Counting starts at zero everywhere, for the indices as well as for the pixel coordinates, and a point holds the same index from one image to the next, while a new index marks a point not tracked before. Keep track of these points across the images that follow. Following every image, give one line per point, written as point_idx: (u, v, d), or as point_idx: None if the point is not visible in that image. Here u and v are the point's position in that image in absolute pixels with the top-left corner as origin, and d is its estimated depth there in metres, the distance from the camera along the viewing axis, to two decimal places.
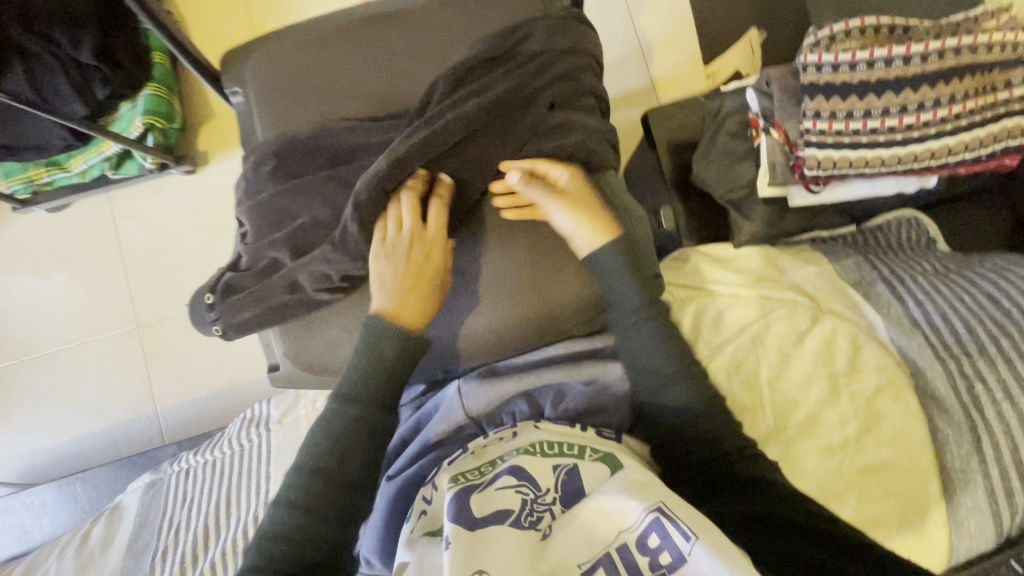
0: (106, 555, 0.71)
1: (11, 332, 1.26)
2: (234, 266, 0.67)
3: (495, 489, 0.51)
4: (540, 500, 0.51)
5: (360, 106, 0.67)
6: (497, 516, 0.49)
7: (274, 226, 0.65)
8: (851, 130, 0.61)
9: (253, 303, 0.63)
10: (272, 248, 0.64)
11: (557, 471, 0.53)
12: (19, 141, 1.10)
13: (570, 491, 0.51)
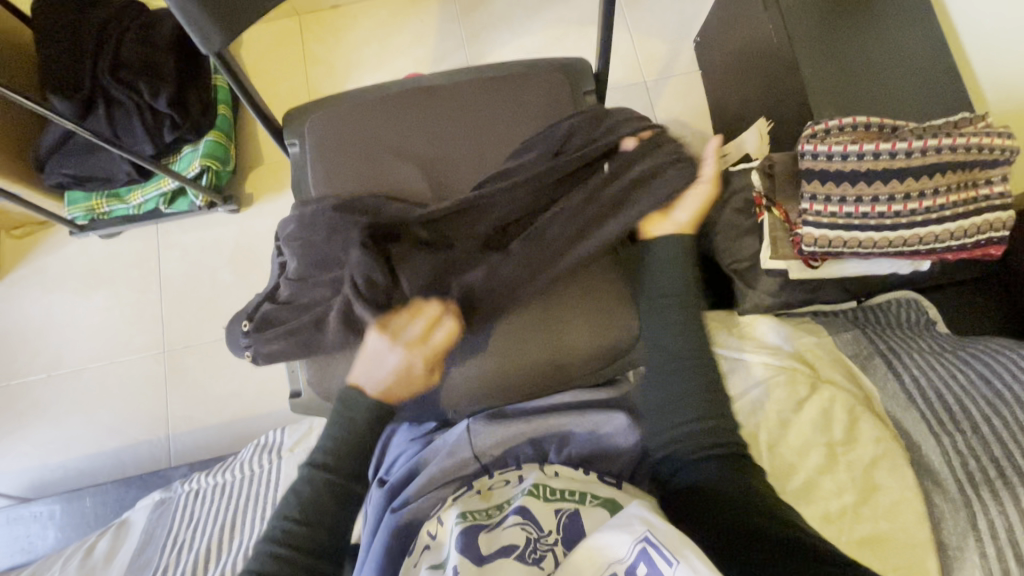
0: (108, 567, 0.72)
1: (47, 347, 1.33)
2: (273, 297, 0.72)
3: (502, 529, 0.56)
4: (542, 540, 0.55)
5: (405, 164, 0.75)
6: (503, 551, 0.54)
7: (315, 268, 0.71)
8: (843, 213, 0.67)
9: (286, 336, 0.69)
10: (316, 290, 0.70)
11: (559, 513, 0.58)
12: (90, 173, 1.22)
13: (571, 533, 0.56)
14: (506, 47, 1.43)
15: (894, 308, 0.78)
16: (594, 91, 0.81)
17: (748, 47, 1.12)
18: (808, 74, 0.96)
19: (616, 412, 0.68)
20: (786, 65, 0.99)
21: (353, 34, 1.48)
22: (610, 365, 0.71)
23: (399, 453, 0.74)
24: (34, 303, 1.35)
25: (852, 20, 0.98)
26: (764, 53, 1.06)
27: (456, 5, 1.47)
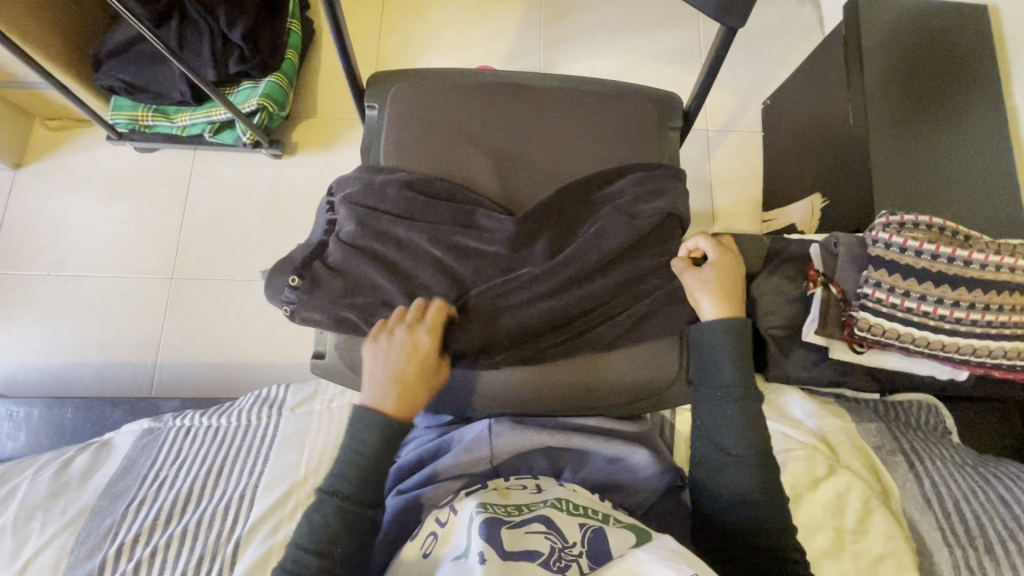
0: (82, 487, 0.70)
1: (53, 245, 1.29)
2: (321, 257, 0.71)
3: (528, 531, 0.59)
4: (567, 549, 0.58)
5: (480, 157, 0.74)
6: (529, 554, 0.56)
7: (374, 241, 0.70)
8: (905, 306, 0.67)
9: (332, 303, 0.67)
10: (368, 264, 0.69)
11: (584, 528, 0.61)
12: (143, 83, 1.20)
13: (596, 548, 0.58)
14: (580, 63, 1.44)
15: (911, 409, 0.78)
16: (679, 128, 0.81)
17: (820, 123, 1.13)
18: (876, 163, 0.97)
19: (639, 446, 0.70)
20: (858, 149, 1.00)
21: (434, 13, 1.48)
22: (637, 403, 0.71)
23: (412, 435, 0.76)
24: (51, 198, 1.31)
25: (931, 122, 0.99)
26: (837, 132, 1.07)
27: (541, 10, 1.48)
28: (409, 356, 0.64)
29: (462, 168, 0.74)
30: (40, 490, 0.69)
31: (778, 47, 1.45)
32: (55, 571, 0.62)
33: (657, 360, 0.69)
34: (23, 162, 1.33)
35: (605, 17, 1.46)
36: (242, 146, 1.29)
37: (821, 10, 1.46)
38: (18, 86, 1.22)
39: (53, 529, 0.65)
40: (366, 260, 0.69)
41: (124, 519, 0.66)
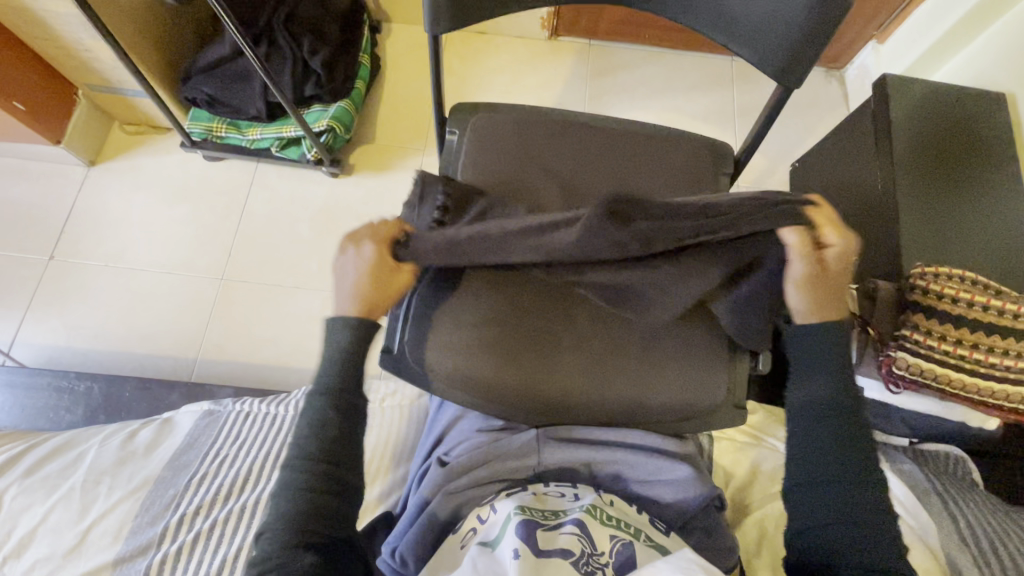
0: (147, 457, 0.73)
1: (113, 238, 1.36)
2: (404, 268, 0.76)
3: (562, 533, 0.61)
4: (595, 557, 0.60)
5: (549, 183, 0.82)
6: (562, 552, 0.59)
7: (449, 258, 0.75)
8: (944, 350, 0.72)
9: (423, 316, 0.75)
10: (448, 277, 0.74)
11: (613, 540, 0.62)
12: (223, 97, 1.29)
13: (623, 561, 0.60)
14: (622, 115, 1.55)
15: (940, 458, 0.79)
16: (730, 174, 0.88)
17: (848, 186, 1.22)
18: (904, 226, 1.05)
19: (681, 463, 0.71)
20: (885, 211, 1.08)
21: (489, 60, 1.60)
22: (687, 421, 0.75)
23: (455, 439, 0.76)
24: (118, 195, 1.39)
25: (952, 192, 1.07)
26: (866, 196, 1.15)
27: (588, 66, 1.60)
28: (361, 260, 0.65)
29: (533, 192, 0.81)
30: (107, 457, 0.72)
31: (805, 117, 1.56)
32: (118, 534, 0.65)
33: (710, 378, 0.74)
34: (97, 160, 1.42)
35: (647, 77, 1.59)
36: (304, 163, 1.38)
37: (847, 88, 1.58)
38: (109, 91, 1.33)
39: (119, 494, 0.68)
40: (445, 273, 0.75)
41: (186, 491, 0.69)
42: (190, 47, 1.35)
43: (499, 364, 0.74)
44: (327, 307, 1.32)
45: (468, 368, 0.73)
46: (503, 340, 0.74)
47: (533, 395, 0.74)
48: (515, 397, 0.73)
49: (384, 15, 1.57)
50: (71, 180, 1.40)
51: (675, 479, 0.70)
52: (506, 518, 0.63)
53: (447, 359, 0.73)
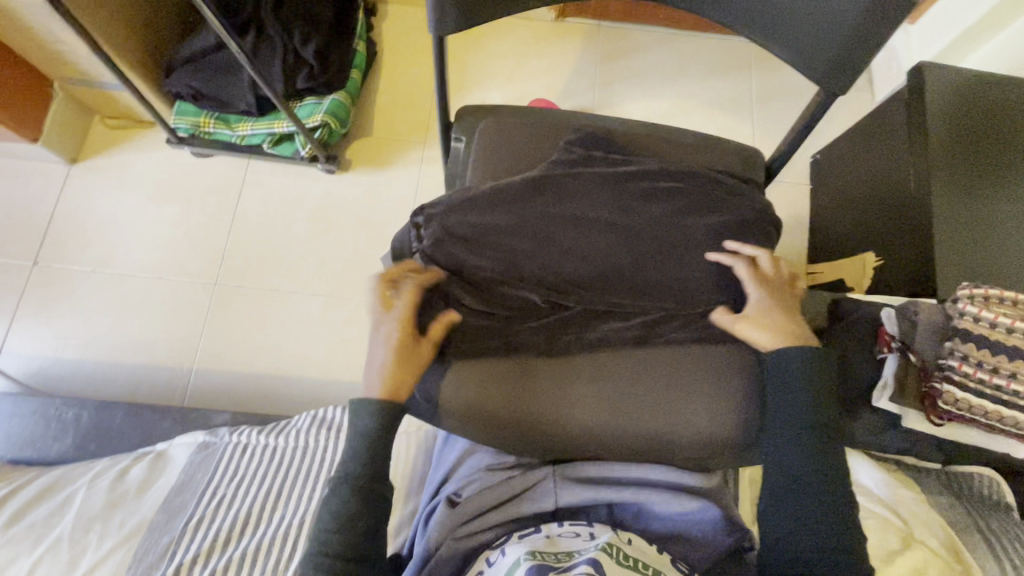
0: (139, 499, 0.68)
1: (100, 241, 1.29)
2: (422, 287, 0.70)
3: (574, 574, 0.56)
4: None
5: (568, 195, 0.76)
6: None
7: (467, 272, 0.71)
8: (993, 382, 0.66)
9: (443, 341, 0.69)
10: (468, 295, 0.70)
11: None
12: (209, 90, 1.21)
13: None
14: (634, 103, 1.46)
15: (973, 482, 0.74)
16: (761, 182, 0.81)
17: (877, 183, 1.15)
18: (938, 230, 0.98)
19: (706, 501, 0.67)
20: (918, 212, 1.02)
21: (493, 44, 1.51)
22: (716, 457, 0.70)
23: (465, 475, 0.71)
24: (103, 195, 1.32)
25: (990, 192, 1.00)
26: (897, 194, 1.09)
27: (598, 50, 1.51)
28: (386, 337, 0.67)
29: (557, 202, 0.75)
30: (97, 500, 0.67)
31: (828, 105, 1.48)
32: None
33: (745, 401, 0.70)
34: (79, 158, 1.34)
35: (661, 62, 1.50)
36: (299, 160, 1.30)
37: (872, 72, 1.49)
38: (87, 85, 1.24)
39: (110, 542, 0.64)
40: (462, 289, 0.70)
41: (182, 537, 0.65)
42: (172, 36, 1.25)
43: (521, 386, 0.69)
44: (327, 313, 1.26)
45: (479, 394, 0.69)
46: (517, 370, 0.70)
47: (560, 426, 0.69)
48: (530, 428, 0.68)
49: None
50: (52, 180, 1.32)
51: (700, 519, 0.66)
52: (516, 562, 0.59)
53: (458, 393, 0.68)
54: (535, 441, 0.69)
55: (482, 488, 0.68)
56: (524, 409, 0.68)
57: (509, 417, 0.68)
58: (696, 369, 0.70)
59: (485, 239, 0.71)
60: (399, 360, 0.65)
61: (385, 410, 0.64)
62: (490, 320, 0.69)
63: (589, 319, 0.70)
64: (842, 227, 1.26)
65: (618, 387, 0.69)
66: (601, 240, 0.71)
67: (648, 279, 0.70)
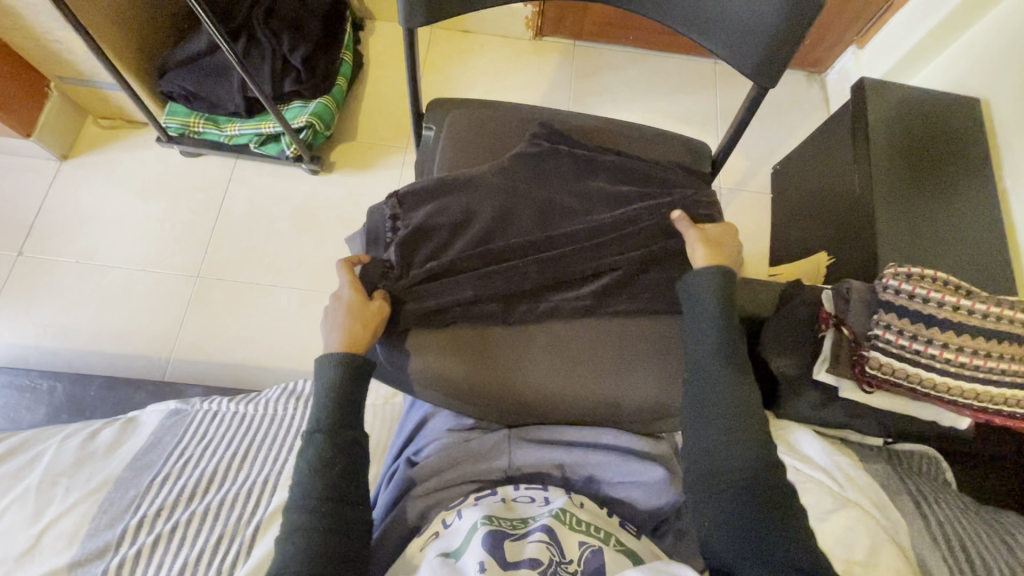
0: (108, 458, 0.71)
1: (85, 235, 1.32)
2: (385, 264, 0.74)
3: (530, 542, 0.58)
4: (563, 565, 0.58)
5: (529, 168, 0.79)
6: (530, 563, 0.56)
7: (432, 246, 0.74)
8: (913, 348, 0.72)
9: (412, 314, 0.73)
10: (433, 264, 0.73)
11: (582, 547, 0.59)
12: (200, 92, 1.27)
13: (593, 569, 0.58)
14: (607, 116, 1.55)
15: (912, 459, 0.79)
16: (708, 174, 0.87)
17: (828, 189, 1.23)
18: (879, 228, 1.06)
19: (653, 464, 0.69)
20: (863, 213, 1.09)
21: (474, 59, 1.60)
22: (659, 421, 0.74)
23: (424, 439, 0.74)
24: (91, 191, 1.36)
25: (928, 196, 1.09)
26: (845, 198, 1.16)
27: (573, 67, 1.61)
28: (342, 301, 0.70)
29: (523, 175, 0.79)
30: (66, 457, 0.70)
31: (787, 120, 1.58)
32: (74, 537, 0.62)
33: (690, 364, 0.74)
34: (70, 155, 1.39)
35: (632, 79, 1.60)
36: (283, 160, 1.36)
37: (828, 92, 1.61)
38: (83, 85, 1.30)
39: (76, 495, 0.66)
40: (429, 262, 0.74)
41: (147, 492, 0.67)
42: (166, 41, 1.32)
43: (483, 354, 0.73)
44: (306, 306, 1.30)
45: (443, 364, 0.72)
46: (470, 336, 0.74)
47: (516, 392, 0.72)
48: (492, 394, 0.72)
49: (368, 13, 1.56)
50: (42, 176, 1.36)
51: (642, 480, 0.68)
52: (473, 525, 0.60)
53: (421, 361, 0.72)
54: (497, 404, 0.73)
55: (440, 452, 0.70)
56: (487, 376, 0.72)
57: (472, 385, 0.72)
58: (645, 338, 0.75)
59: (437, 223, 0.75)
60: (356, 315, 0.69)
61: (349, 358, 0.67)
62: (451, 287, 0.73)
63: (542, 293, 0.75)
64: (798, 229, 1.33)
65: (575, 355, 0.74)
66: (551, 219, 0.77)
67: (599, 254, 0.74)
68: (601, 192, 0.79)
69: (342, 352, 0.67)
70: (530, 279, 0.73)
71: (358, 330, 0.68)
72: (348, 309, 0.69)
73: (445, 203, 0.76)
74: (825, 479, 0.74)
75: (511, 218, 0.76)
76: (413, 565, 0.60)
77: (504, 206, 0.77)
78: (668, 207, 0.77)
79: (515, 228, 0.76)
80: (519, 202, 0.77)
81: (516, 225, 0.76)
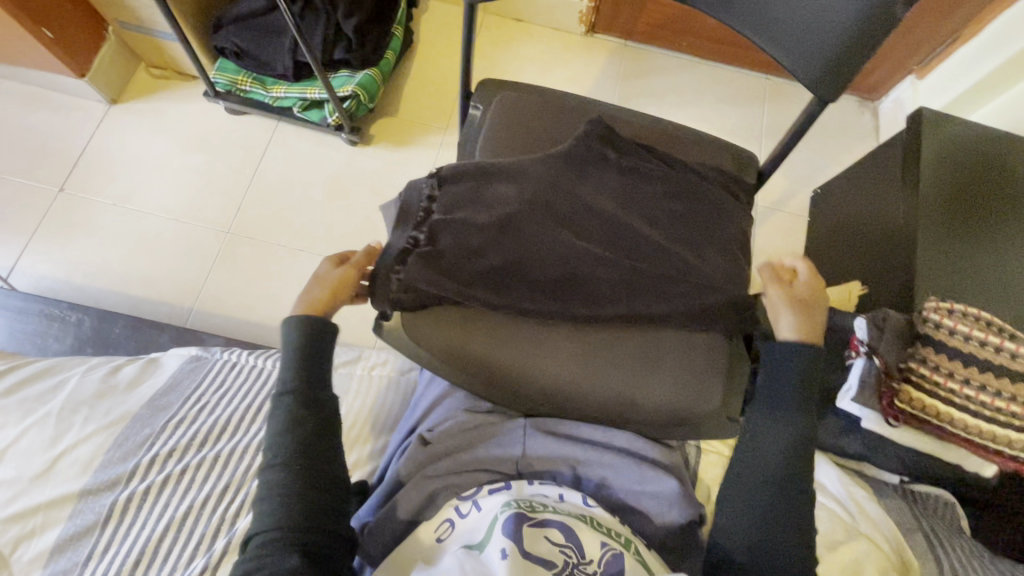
0: (127, 393, 0.72)
1: (124, 178, 1.35)
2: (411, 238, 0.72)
3: (546, 538, 0.59)
4: (582, 566, 0.57)
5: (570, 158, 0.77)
6: (544, 561, 0.56)
7: (461, 223, 0.73)
8: (947, 386, 0.70)
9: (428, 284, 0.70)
10: (460, 242, 0.72)
11: (603, 548, 0.59)
12: (251, 50, 1.28)
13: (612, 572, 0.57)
14: None
15: (928, 500, 0.76)
16: (753, 185, 0.86)
17: (870, 218, 1.19)
18: (920, 262, 1.02)
19: (667, 475, 0.68)
20: (904, 245, 1.06)
21: (522, 47, 1.59)
22: (677, 429, 0.73)
23: (439, 419, 0.74)
24: (135, 136, 1.39)
25: (976, 235, 1.05)
26: (887, 227, 1.13)
27: (621, 67, 1.59)
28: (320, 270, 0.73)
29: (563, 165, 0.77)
30: (88, 388, 0.71)
31: (833, 144, 1.54)
32: (88, 466, 0.64)
33: (719, 378, 0.73)
34: (119, 99, 1.41)
35: (679, 85, 1.58)
36: (325, 127, 1.36)
37: (878, 120, 1.56)
38: (140, 32, 1.32)
39: (93, 426, 0.67)
40: (457, 238, 0.72)
41: (160, 432, 0.68)
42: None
43: (502, 339, 0.72)
44: None
45: (459, 342, 0.72)
46: (487, 324, 0.72)
47: (530, 381, 0.72)
48: (505, 380, 0.72)
49: None
50: (90, 116, 1.39)
51: (655, 490, 0.68)
52: (493, 514, 0.61)
53: (437, 336, 0.71)
54: (509, 390, 0.73)
55: (455, 435, 0.71)
56: (503, 362, 0.71)
57: (487, 368, 0.72)
58: (672, 345, 0.73)
59: (470, 204, 0.75)
60: (325, 282, 0.71)
61: (312, 321, 0.68)
62: (475, 278, 0.71)
63: (565, 293, 0.71)
64: (831, 255, 1.31)
65: (594, 351, 0.72)
66: (587, 212, 0.75)
67: (631, 262, 0.73)
68: (643, 194, 0.77)
69: (306, 318, 0.68)
70: (556, 266, 0.72)
71: (321, 295, 0.70)
72: (321, 274, 0.72)
73: (481, 186, 0.76)
74: (838, 509, 0.73)
75: (544, 203, 0.74)
76: (430, 554, 0.61)
77: (538, 192, 0.75)
78: (714, 220, 0.78)
79: (547, 215, 0.74)
80: (556, 190, 0.75)
81: (549, 212, 0.74)
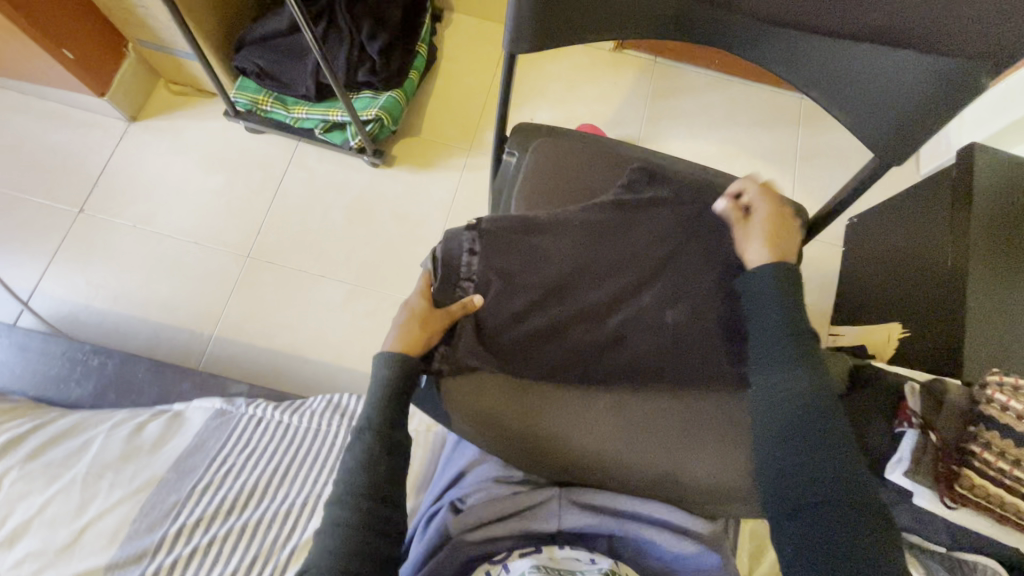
0: (153, 455, 0.70)
1: (144, 199, 1.33)
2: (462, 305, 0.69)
3: None
4: None
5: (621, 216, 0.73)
6: None
7: (508, 286, 0.69)
8: (1013, 473, 0.66)
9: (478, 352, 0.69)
10: (507, 309, 0.69)
11: None
12: (273, 71, 1.25)
13: None
14: (679, 142, 1.48)
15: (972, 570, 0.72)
16: (801, 239, 0.81)
17: (913, 256, 1.14)
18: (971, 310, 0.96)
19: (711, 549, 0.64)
20: (952, 290, 1.00)
21: (548, 62, 1.54)
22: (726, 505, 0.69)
23: (472, 485, 0.71)
24: (155, 155, 1.36)
25: None
26: (932, 269, 1.07)
27: (650, 85, 1.53)
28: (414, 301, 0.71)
29: (610, 223, 0.73)
30: (114, 450, 0.69)
31: (872, 168, 1.48)
32: (114, 536, 0.61)
33: None
34: (138, 117, 1.39)
35: (710, 105, 1.52)
36: (346, 149, 1.33)
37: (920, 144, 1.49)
38: (159, 50, 1.29)
39: (120, 493, 0.65)
40: (503, 303, 0.69)
41: (186, 499, 0.66)
42: (243, 13, 1.29)
43: (545, 406, 0.71)
44: (350, 301, 1.28)
45: (499, 410, 0.69)
46: (523, 388, 0.71)
47: (572, 452, 0.69)
48: (546, 450, 0.69)
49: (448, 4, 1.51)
50: (110, 134, 1.37)
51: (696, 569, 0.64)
52: None
53: (475, 403, 0.69)
54: (549, 459, 0.69)
55: (486, 505, 0.67)
56: (546, 431, 0.69)
57: (528, 437, 0.69)
58: (719, 417, 0.71)
59: (517, 264, 0.70)
60: (418, 317, 0.69)
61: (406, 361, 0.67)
62: (514, 346, 0.69)
63: (608, 360, 0.71)
64: (868, 290, 1.26)
65: (638, 421, 0.71)
66: (634, 271, 0.71)
67: (675, 325, 0.70)
68: (693, 249, 0.73)
69: (400, 358, 0.67)
70: (606, 336, 0.70)
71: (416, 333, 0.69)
72: (414, 308, 0.70)
73: (526, 240, 0.71)
74: None
75: (591, 264, 0.71)
76: None
77: (584, 253, 0.72)
78: None
79: (594, 278, 0.71)
80: (603, 250, 0.72)
81: (596, 275, 0.71)
